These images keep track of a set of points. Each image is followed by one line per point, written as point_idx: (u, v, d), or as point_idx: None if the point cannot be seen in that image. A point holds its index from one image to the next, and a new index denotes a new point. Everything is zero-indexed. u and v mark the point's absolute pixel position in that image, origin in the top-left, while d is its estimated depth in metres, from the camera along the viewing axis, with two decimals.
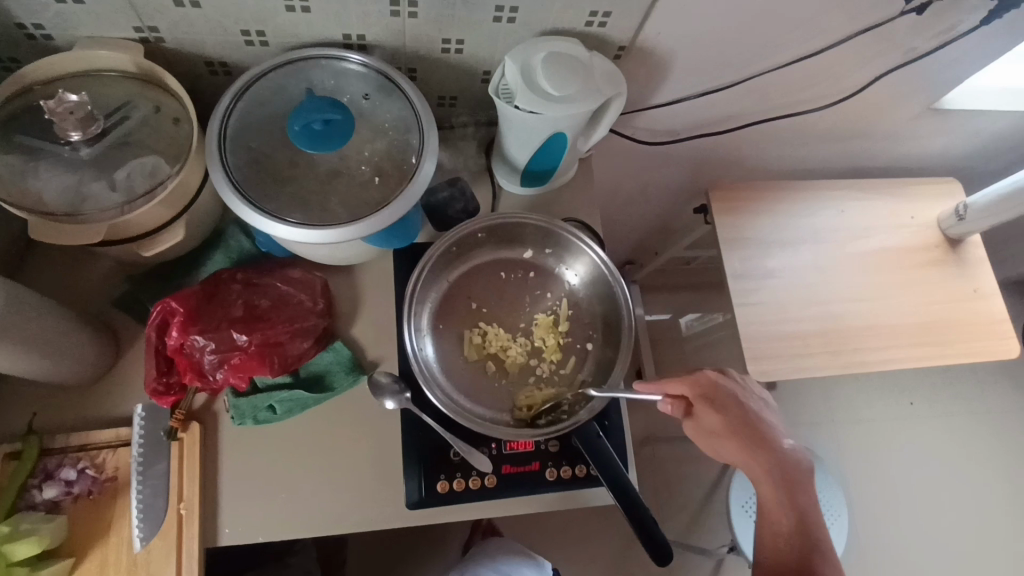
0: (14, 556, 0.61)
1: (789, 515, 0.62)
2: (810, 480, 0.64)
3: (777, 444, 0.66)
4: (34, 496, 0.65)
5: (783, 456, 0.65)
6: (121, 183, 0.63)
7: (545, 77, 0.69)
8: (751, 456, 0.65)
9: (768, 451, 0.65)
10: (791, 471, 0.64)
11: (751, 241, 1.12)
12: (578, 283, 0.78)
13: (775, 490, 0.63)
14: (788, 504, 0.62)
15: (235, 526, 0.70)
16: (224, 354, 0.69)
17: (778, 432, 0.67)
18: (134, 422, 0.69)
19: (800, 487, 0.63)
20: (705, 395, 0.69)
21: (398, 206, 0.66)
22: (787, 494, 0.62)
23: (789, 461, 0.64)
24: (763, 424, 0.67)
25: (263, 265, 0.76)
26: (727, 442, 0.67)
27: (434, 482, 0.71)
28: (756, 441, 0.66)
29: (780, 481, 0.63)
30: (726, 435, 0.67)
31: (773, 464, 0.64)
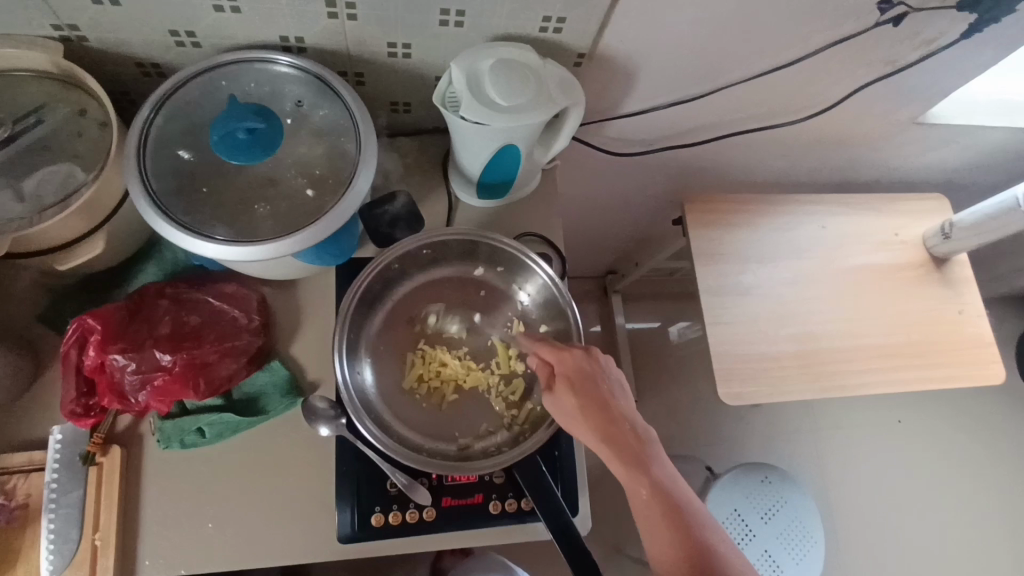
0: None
1: (647, 493, 0.58)
2: (652, 452, 0.60)
3: (620, 425, 0.60)
4: None
5: (632, 434, 0.60)
6: (30, 193, 0.60)
7: (491, 85, 0.65)
8: (605, 440, 0.60)
9: (620, 431, 0.60)
10: (636, 449, 0.59)
11: (728, 256, 1.07)
12: (530, 303, 0.74)
13: (630, 471, 0.59)
14: (648, 486, 0.58)
15: (155, 558, 0.65)
16: (147, 375, 0.65)
17: (626, 406, 0.62)
18: (49, 445, 0.65)
19: (650, 464, 0.59)
20: (569, 375, 0.63)
21: (329, 221, 0.61)
22: (639, 476, 0.59)
23: (636, 443, 0.60)
24: (613, 402, 0.61)
25: (197, 278, 0.72)
26: (583, 429, 0.61)
27: (368, 515, 0.67)
28: (606, 425, 0.60)
29: (632, 464, 0.59)
30: (583, 421, 0.61)
31: (626, 448, 0.59)
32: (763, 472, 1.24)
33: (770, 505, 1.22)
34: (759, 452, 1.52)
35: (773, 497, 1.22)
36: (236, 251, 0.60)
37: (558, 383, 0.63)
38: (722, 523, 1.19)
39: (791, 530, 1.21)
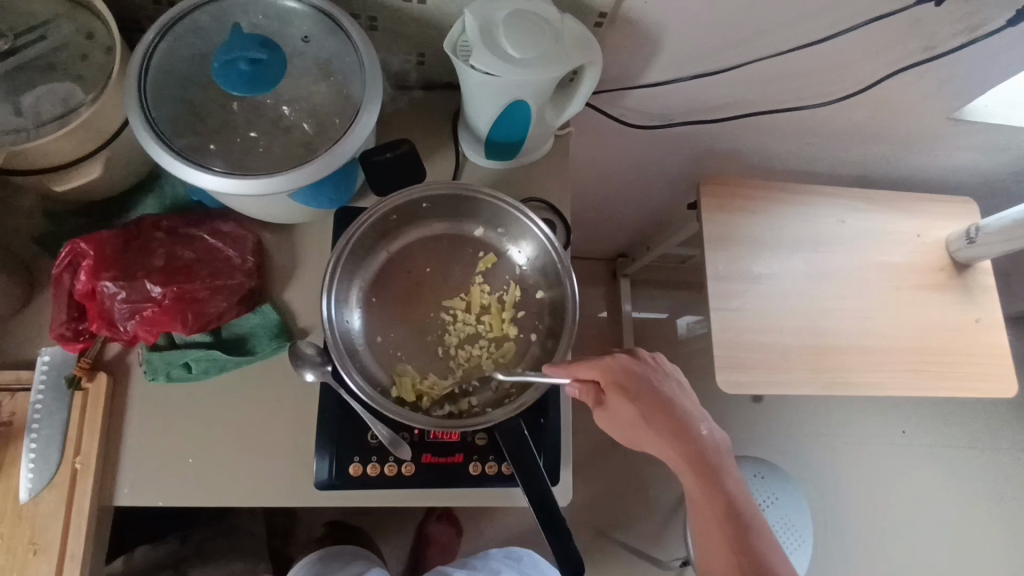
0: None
1: (718, 500, 0.59)
2: (723, 461, 0.61)
3: (692, 432, 0.62)
4: None
5: (704, 442, 0.62)
6: (28, 108, 0.59)
7: (504, 35, 0.62)
8: (675, 446, 0.61)
9: (691, 439, 0.61)
10: (709, 458, 0.61)
11: (740, 243, 1.04)
12: (527, 267, 0.72)
13: (700, 477, 0.60)
14: (720, 494, 0.59)
15: (133, 487, 0.65)
16: (136, 304, 0.65)
17: (685, 412, 0.63)
18: (37, 367, 0.65)
19: (721, 474, 0.60)
20: (617, 383, 0.63)
21: (327, 160, 0.60)
22: (712, 483, 0.60)
23: (706, 451, 0.61)
24: (679, 411, 0.63)
25: (194, 214, 0.71)
26: (650, 434, 0.62)
27: (347, 464, 0.66)
28: (673, 430, 0.62)
29: (701, 470, 0.60)
30: (648, 426, 0.62)
31: (698, 456, 0.61)
32: (756, 468, 1.22)
33: (761, 500, 1.20)
34: (757, 448, 1.50)
35: (765, 493, 1.21)
36: (232, 183, 0.59)
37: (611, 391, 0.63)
38: None
39: (781, 527, 1.20)
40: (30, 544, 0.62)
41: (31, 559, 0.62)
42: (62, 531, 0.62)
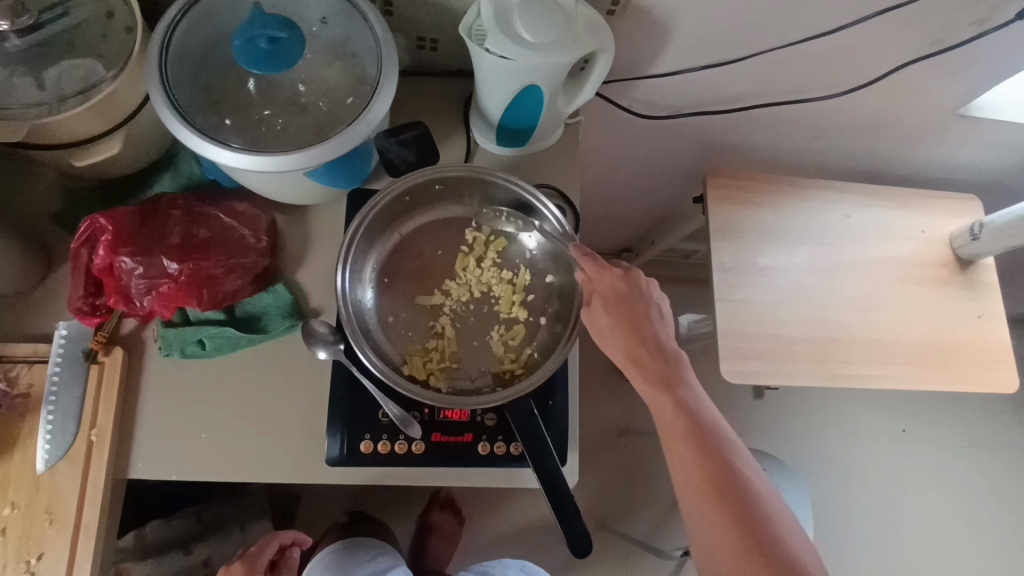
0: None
1: (677, 415, 0.61)
2: (682, 377, 0.63)
3: (655, 346, 0.64)
4: None
5: (666, 356, 0.64)
6: (51, 84, 0.60)
7: (520, 19, 0.63)
8: (636, 358, 0.63)
9: (654, 353, 0.64)
10: (665, 370, 0.63)
11: (746, 235, 1.05)
12: (538, 251, 0.72)
13: (658, 390, 0.62)
14: (677, 408, 0.61)
15: (148, 460, 0.67)
16: (153, 281, 0.67)
17: (659, 329, 0.65)
18: (54, 341, 0.66)
19: (679, 387, 0.62)
20: (595, 278, 0.65)
21: (343, 141, 0.61)
22: (669, 395, 0.62)
23: (665, 364, 0.63)
24: (648, 325, 0.65)
25: (210, 193, 0.72)
26: (614, 342, 0.64)
27: (358, 442, 0.67)
28: (638, 342, 0.64)
29: (661, 382, 0.62)
30: (613, 336, 0.65)
31: (659, 370, 0.63)
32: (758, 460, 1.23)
33: None
34: (758, 443, 1.51)
35: None
36: (250, 161, 0.60)
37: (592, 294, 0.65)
38: None
39: None
40: (47, 514, 0.62)
41: (47, 529, 0.62)
42: (77, 503, 0.63)
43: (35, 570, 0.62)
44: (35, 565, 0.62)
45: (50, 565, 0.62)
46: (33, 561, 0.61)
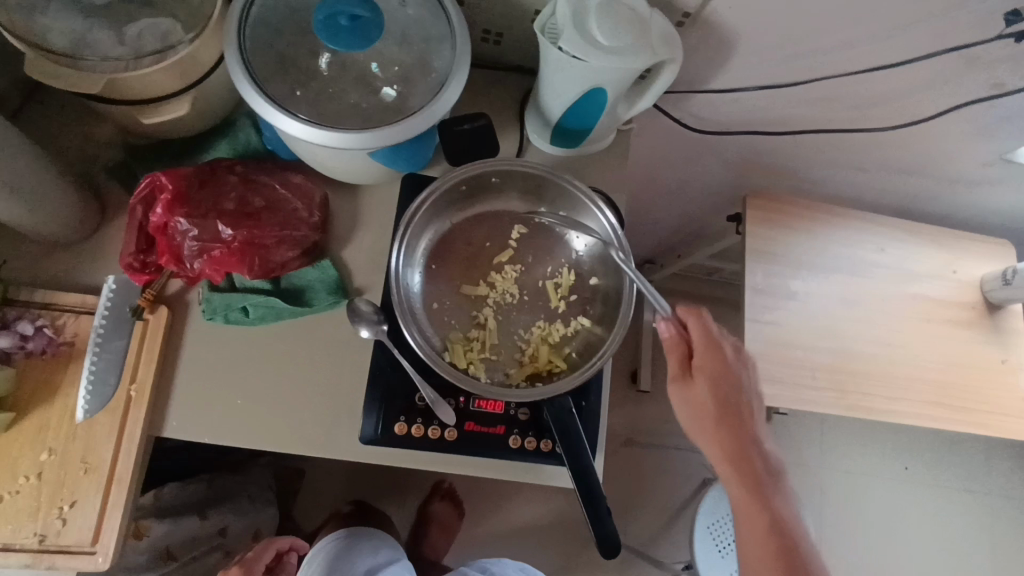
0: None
1: (763, 514, 0.66)
2: (773, 481, 0.68)
3: (752, 446, 0.68)
4: None
5: (761, 458, 0.68)
6: (130, 40, 0.60)
7: (595, 22, 0.63)
8: (729, 449, 0.67)
9: (751, 454, 0.68)
10: (761, 475, 0.67)
11: (781, 258, 1.04)
12: (585, 253, 0.72)
13: (750, 489, 0.67)
14: (762, 507, 0.66)
15: (182, 421, 0.67)
16: (206, 244, 0.67)
17: (758, 431, 0.69)
18: (102, 293, 0.67)
19: (769, 491, 0.67)
20: (707, 359, 0.67)
21: (411, 124, 0.61)
22: (760, 497, 0.66)
23: (760, 467, 0.67)
24: (748, 426, 0.68)
25: (266, 163, 0.73)
26: (713, 433, 0.68)
27: (392, 423, 0.67)
28: (737, 440, 0.67)
29: (753, 482, 0.67)
30: (711, 420, 0.67)
31: (754, 472, 0.67)
32: None
33: None
34: None
35: None
36: (318, 134, 0.60)
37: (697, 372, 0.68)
38: (717, 521, 1.20)
39: None
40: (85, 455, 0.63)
41: (80, 479, 0.63)
42: (113, 453, 0.64)
43: (66, 518, 0.62)
44: (67, 512, 0.62)
45: (81, 514, 0.62)
46: (65, 508, 0.62)
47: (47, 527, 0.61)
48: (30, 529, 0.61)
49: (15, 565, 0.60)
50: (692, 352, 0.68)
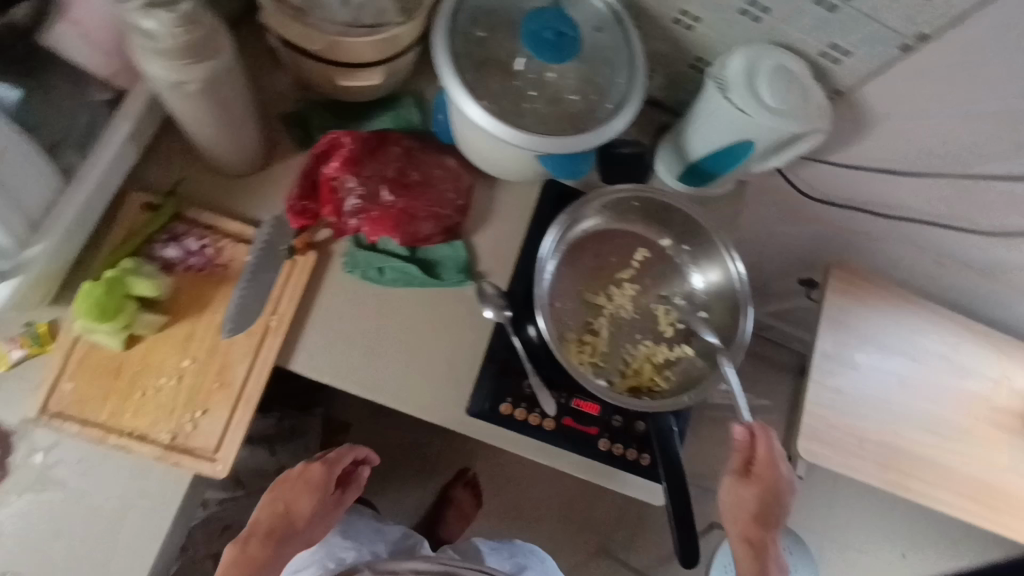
0: (134, 290, 0.65)
1: None
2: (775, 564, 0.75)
3: (770, 538, 0.74)
4: (155, 250, 0.68)
5: (772, 548, 0.74)
6: (352, 8, 0.64)
7: (763, 84, 0.69)
8: (744, 549, 0.74)
9: (767, 546, 0.74)
10: (768, 561, 0.75)
11: (854, 332, 1.07)
12: (701, 288, 0.78)
13: (756, 564, 0.74)
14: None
15: (310, 356, 0.73)
16: (366, 205, 0.73)
17: (778, 528, 0.75)
18: (260, 226, 0.72)
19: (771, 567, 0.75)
20: (762, 479, 0.70)
21: (582, 138, 0.67)
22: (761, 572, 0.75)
23: (768, 558, 0.74)
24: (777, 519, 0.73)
25: (427, 142, 0.78)
26: (745, 517, 0.72)
27: (498, 402, 0.73)
28: (762, 536, 0.73)
29: (759, 560, 0.74)
30: (749, 514, 0.72)
31: (763, 559, 0.74)
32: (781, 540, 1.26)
33: None
34: None
35: None
36: (505, 130, 0.66)
37: (755, 475, 0.70)
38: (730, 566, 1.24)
39: None
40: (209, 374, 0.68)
41: (213, 390, 0.68)
42: (246, 372, 0.69)
43: (197, 422, 0.67)
44: (199, 418, 0.67)
45: (210, 422, 0.67)
46: (198, 414, 0.67)
47: (179, 427, 0.67)
48: (165, 425, 0.66)
49: (146, 455, 0.66)
50: (751, 468, 0.70)
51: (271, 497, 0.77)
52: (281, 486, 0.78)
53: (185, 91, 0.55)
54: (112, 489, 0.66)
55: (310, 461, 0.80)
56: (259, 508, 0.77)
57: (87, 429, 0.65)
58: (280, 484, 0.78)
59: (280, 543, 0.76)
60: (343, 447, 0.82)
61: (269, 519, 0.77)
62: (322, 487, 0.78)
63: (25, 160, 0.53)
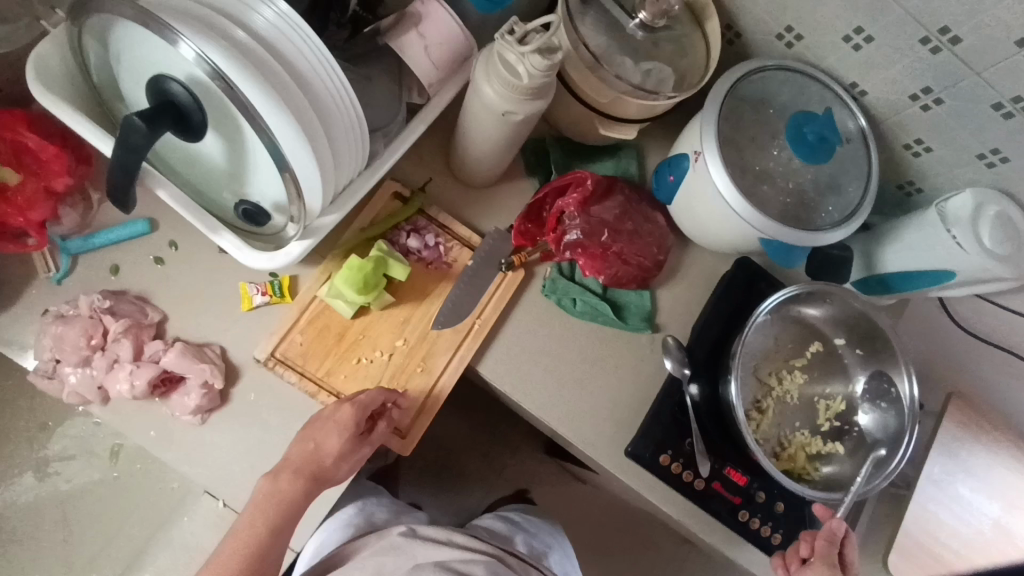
0: (389, 271, 0.72)
1: None
2: None
3: None
4: (399, 237, 0.75)
5: None
6: (639, 71, 0.71)
7: (985, 227, 0.73)
8: None
9: None
10: None
11: (970, 461, 0.94)
12: (865, 395, 0.80)
13: None
14: None
15: (496, 365, 0.78)
16: (584, 241, 0.78)
17: None
18: (486, 236, 0.78)
19: None
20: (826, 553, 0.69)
21: (808, 236, 0.71)
22: None
23: None
24: None
25: (644, 196, 0.83)
26: None
27: (659, 452, 0.76)
28: None
29: None
30: None
31: None
32: None
33: None
34: None
35: None
36: (747, 208, 0.70)
37: (849, 568, 0.71)
38: None
39: None
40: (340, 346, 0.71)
41: (413, 374, 0.73)
42: (446, 365, 0.74)
43: (395, 399, 0.72)
44: (397, 396, 0.72)
45: (406, 403, 0.72)
46: (397, 392, 0.72)
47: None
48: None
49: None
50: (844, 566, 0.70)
51: (297, 440, 0.66)
52: (309, 434, 0.66)
53: (506, 120, 0.62)
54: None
55: (341, 401, 0.67)
56: (290, 450, 0.66)
57: (303, 382, 0.70)
58: (307, 429, 0.66)
59: (313, 480, 0.65)
60: (372, 390, 0.69)
61: (299, 462, 0.64)
62: (355, 425, 0.65)
63: (352, 141, 0.60)
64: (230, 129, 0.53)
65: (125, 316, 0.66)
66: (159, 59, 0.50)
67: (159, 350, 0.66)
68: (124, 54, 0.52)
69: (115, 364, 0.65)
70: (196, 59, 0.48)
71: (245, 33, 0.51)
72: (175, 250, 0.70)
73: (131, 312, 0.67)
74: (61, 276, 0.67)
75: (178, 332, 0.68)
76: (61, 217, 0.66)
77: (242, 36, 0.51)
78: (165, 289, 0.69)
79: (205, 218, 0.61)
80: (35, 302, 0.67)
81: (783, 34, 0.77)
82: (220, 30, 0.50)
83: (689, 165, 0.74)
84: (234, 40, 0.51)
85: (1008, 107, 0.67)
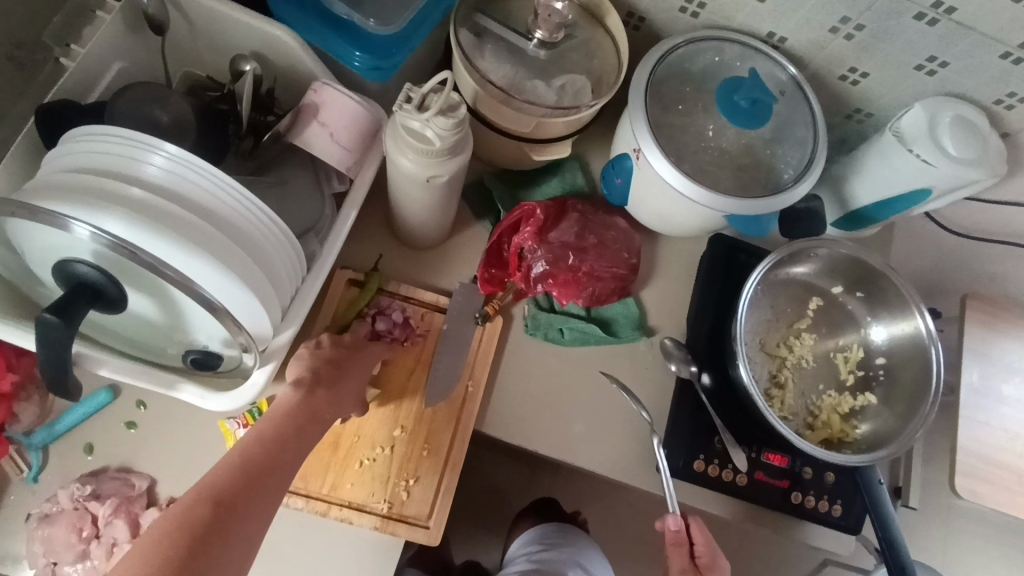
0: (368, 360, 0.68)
1: None
2: None
3: None
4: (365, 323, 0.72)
5: None
6: (552, 90, 0.68)
7: (948, 134, 0.69)
8: None
9: None
10: None
11: (1006, 361, 0.89)
12: (881, 339, 0.77)
13: None
14: None
15: (501, 421, 0.74)
16: (551, 270, 0.75)
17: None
18: (454, 294, 0.75)
19: None
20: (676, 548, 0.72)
21: (772, 201, 0.68)
22: None
23: None
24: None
25: (597, 205, 0.81)
26: None
27: (692, 459, 0.73)
28: None
29: None
30: None
31: None
32: None
33: None
34: None
35: None
36: (703, 193, 0.66)
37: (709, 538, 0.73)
38: None
39: None
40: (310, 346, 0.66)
41: (421, 458, 0.70)
42: (451, 438, 0.71)
43: (410, 490, 0.69)
44: (411, 486, 0.69)
45: (421, 490, 0.69)
46: (410, 482, 0.69)
47: (393, 497, 0.68)
48: (381, 495, 0.68)
49: (366, 526, 0.67)
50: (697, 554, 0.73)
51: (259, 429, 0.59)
52: (279, 428, 0.59)
53: (432, 184, 0.59)
54: (328, 556, 0.68)
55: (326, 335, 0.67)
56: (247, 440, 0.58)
57: (312, 503, 0.67)
58: (272, 417, 0.60)
59: (271, 473, 0.56)
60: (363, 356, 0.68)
61: (258, 457, 0.56)
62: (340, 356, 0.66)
63: (283, 252, 0.57)
64: (153, 287, 0.50)
65: (112, 495, 0.63)
66: (58, 244, 0.48)
67: (156, 520, 0.63)
68: (26, 246, 0.50)
69: (114, 547, 0.62)
70: (93, 237, 0.45)
71: (141, 188, 0.48)
72: (144, 410, 0.67)
73: (117, 488, 0.64)
74: (35, 474, 0.64)
75: (170, 492, 0.65)
76: (19, 415, 0.64)
77: (138, 192, 0.48)
78: (144, 454, 0.66)
79: (159, 376, 0.58)
80: (17, 508, 0.64)
81: (686, 6, 0.74)
82: (113, 194, 0.47)
83: (632, 165, 0.71)
84: (129, 199, 0.48)
85: (931, 15, 0.65)
